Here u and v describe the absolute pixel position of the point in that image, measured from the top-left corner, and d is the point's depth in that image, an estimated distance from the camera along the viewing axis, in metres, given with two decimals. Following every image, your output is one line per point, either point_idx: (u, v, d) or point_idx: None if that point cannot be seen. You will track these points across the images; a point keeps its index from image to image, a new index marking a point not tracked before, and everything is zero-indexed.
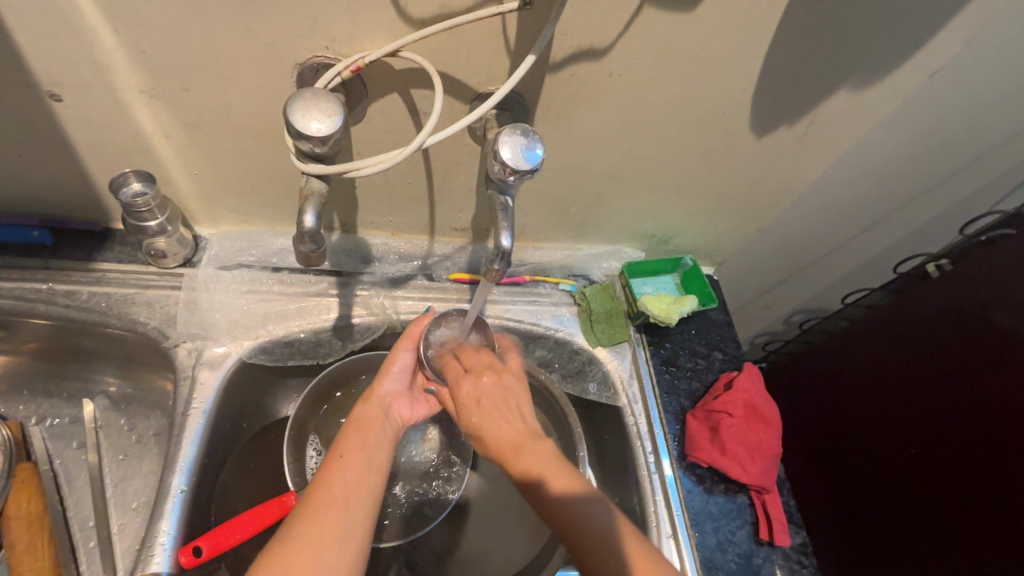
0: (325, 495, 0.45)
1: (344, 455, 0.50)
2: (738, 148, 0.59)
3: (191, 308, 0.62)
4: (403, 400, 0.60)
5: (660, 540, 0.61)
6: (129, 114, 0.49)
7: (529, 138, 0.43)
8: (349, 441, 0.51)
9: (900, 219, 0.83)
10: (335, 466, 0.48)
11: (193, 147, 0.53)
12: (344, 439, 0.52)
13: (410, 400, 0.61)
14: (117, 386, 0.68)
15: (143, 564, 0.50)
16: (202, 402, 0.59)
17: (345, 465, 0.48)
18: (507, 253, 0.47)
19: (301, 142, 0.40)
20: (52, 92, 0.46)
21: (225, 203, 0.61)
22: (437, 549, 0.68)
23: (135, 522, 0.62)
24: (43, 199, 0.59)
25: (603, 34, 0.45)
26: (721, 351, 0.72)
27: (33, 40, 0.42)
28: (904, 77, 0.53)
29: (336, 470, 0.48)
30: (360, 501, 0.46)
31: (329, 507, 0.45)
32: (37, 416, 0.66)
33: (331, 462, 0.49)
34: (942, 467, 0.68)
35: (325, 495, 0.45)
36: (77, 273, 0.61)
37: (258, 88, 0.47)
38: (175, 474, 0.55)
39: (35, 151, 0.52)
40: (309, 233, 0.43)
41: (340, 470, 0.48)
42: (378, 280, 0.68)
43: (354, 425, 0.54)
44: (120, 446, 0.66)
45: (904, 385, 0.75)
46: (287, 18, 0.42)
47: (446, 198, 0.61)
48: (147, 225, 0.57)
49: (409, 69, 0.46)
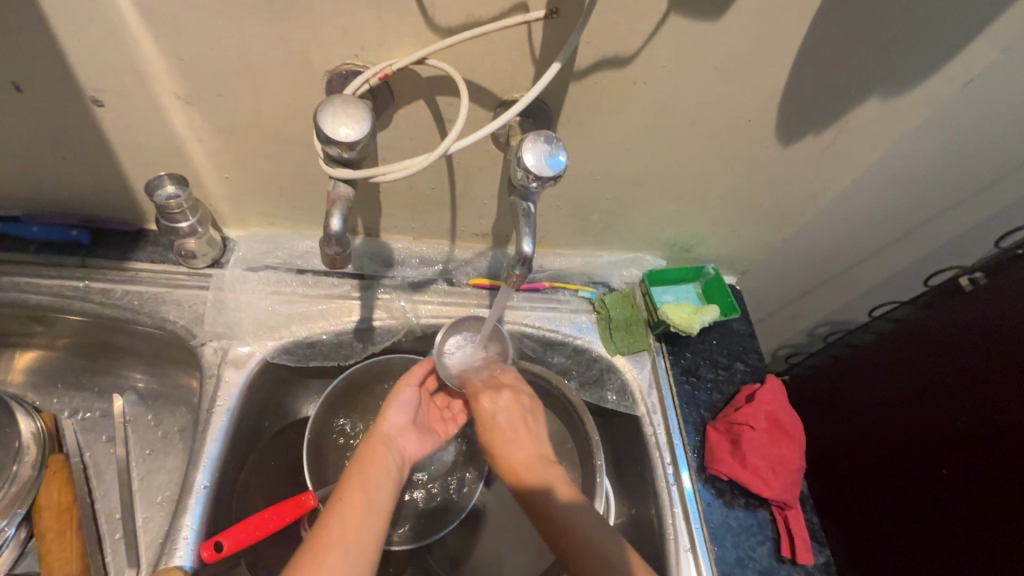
0: (330, 544, 0.46)
1: (343, 498, 0.50)
2: (763, 156, 0.58)
3: (218, 307, 0.63)
4: (409, 435, 0.61)
5: (678, 554, 0.60)
6: (165, 119, 0.50)
7: (552, 145, 0.43)
8: (353, 482, 0.51)
9: (933, 230, 0.80)
10: (338, 523, 0.48)
11: (225, 152, 0.54)
12: (346, 479, 0.52)
13: (415, 436, 0.61)
14: (145, 382, 0.70)
15: (166, 557, 0.51)
16: (226, 400, 0.60)
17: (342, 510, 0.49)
18: (529, 258, 0.48)
19: (330, 147, 0.41)
20: (95, 99, 0.48)
21: (254, 206, 0.62)
22: (451, 554, 0.69)
23: (159, 516, 0.64)
24: (82, 200, 0.61)
25: (629, 42, 0.45)
26: (743, 362, 0.71)
27: (79, 48, 0.44)
28: (939, 84, 0.52)
29: (334, 529, 0.47)
30: (360, 553, 0.47)
31: (332, 563, 0.44)
32: (70, 409, 0.68)
33: (333, 512, 0.48)
34: (978, 489, 0.65)
35: (331, 556, 0.45)
36: (112, 272, 0.63)
37: (287, 95, 0.48)
38: (198, 470, 0.56)
39: (76, 153, 0.54)
40: (335, 236, 0.44)
41: (340, 521, 0.48)
42: (399, 283, 0.68)
43: (359, 464, 0.54)
44: (146, 441, 0.67)
45: (934, 401, 0.72)
46: (320, 28, 0.43)
47: (468, 204, 0.61)
48: (179, 226, 0.59)
49: (434, 76, 0.46)
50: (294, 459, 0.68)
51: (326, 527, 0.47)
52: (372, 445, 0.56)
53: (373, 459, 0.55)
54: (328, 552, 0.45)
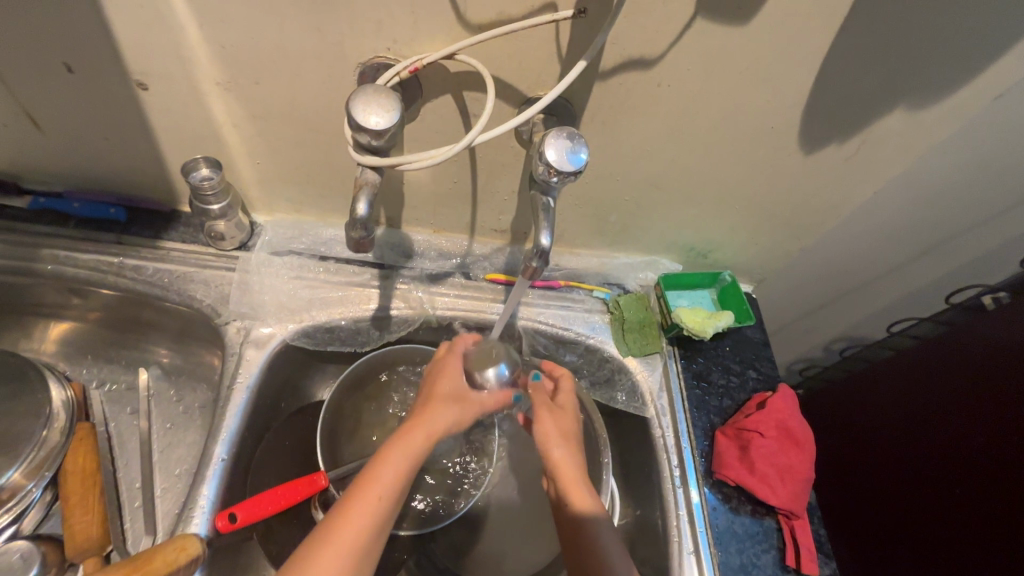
0: (356, 535, 0.46)
1: (382, 496, 0.48)
2: (784, 164, 0.58)
3: (244, 288, 0.65)
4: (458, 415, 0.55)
5: (680, 556, 0.60)
6: (204, 104, 0.53)
7: (574, 141, 0.44)
8: (393, 473, 0.49)
9: (957, 247, 0.79)
10: (371, 515, 0.47)
11: (258, 138, 0.57)
12: (386, 463, 0.49)
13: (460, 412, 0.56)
14: (169, 358, 0.72)
15: (184, 524, 0.53)
16: (247, 377, 0.62)
17: (371, 510, 0.47)
18: (546, 251, 0.48)
19: (360, 135, 0.42)
20: (140, 82, 0.51)
21: (283, 192, 0.65)
22: (455, 543, 0.70)
23: (177, 487, 0.66)
24: (120, 180, 0.64)
25: (655, 44, 0.46)
26: (756, 370, 0.71)
27: (129, 33, 0.46)
28: (968, 96, 0.51)
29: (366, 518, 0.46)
30: (377, 544, 0.47)
31: (352, 559, 0.45)
32: (98, 380, 0.71)
33: (368, 502, 0.47)
34: (993, 511, 0.64)
35: (354, 550, 0.45)
36: (145, 250, 0.65)
37: (321, 85, 0.50)
38: (217, 443, 0.58)
39: (118, 134, 0.57)
40: (360, 220, 0.45)
41: (369, 515, 0.47)
42: (418, 274, 0.70)
43: (404, 445, 0.50)
44: (168, 415, 0.70)
45: (954, 421, 0.71)
46: (356, 21, 0.44)
47: (489, 199, 0.63)
48: (210, 208, 0.61)
49: (462, 71, 0.48)
50: (307, 441, 0.69)
51: (352, 516, 0.46)
52: (420, 425, 0.52)
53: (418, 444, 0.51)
54: (351, 543, 0.45)
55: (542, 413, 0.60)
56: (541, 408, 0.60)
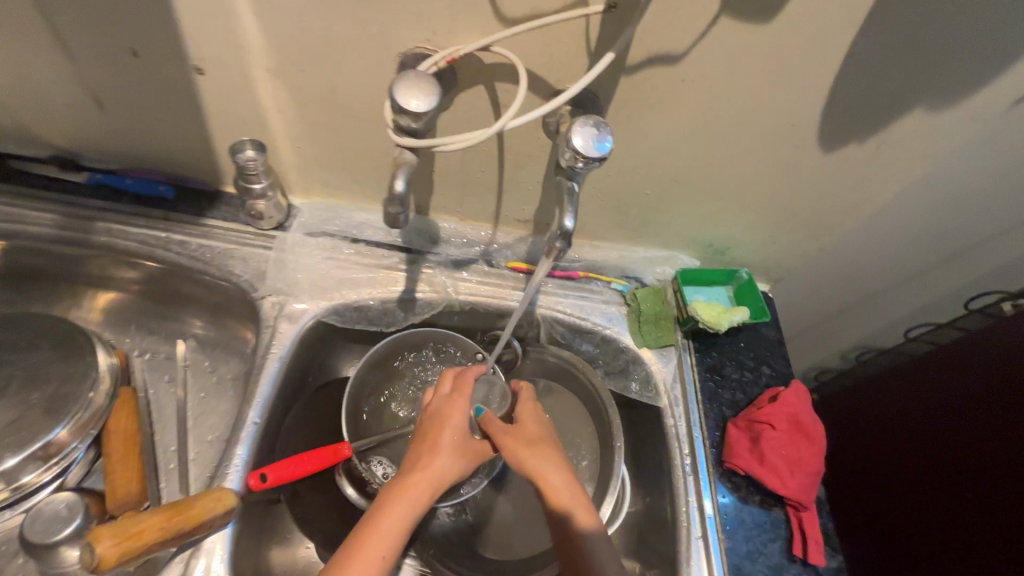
0: None
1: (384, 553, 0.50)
2: (803, 161, 0.60)
3: (280, 266, 0.69)
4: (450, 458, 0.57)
5: (688, 540, 0.61)
6: (253, 89, 0.56)
7: (600, 130, 0.46)
8: (390, 524, 0.51)
9: (979, 255, 0.79)
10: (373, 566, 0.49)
11: (300, 123, 0.60)
12: (382, 517, 0.51)
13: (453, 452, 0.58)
14: (205, 330, 0.76)
15: (218, 480, 0.57)
16: (280, 348, 0.65)
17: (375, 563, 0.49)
18: (569, 233, 0.51)
19: (401, 117, 0.45)
20: (197, 66, 0.54)
21: (319, 176, 0.68)
22: (469, 521, 0.72)
23: (209, 452, 0.70)
24: (170, 159, 0.68)
25: (680, 40, 0.48)
26: (769, 366, 0.72)
27: (191, 20, 0.50)
28: (988, 99, 0.53)
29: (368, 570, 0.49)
30: None
31: None
32: (139, 348, 0.75)
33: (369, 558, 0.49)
34: (1004, 513, 0.64)
35: None
36: (190, 226, 0.70)
37: (362, 73, 0.53)
38: (251, 408, 0.61)
39: (172, 116, 0.61)
40: (397, 197, 0.49)
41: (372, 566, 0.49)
42: (443, 260, 0.73)
43: (398, 498, 0.53)
44: (202, 384, 0.74)
45: (969, 424, 0.71)
46: (399, 12, 0.48)
47: (515, 189, 0.65)
48: (253, 187, 0.65)
49: (495, 62, 0.51)
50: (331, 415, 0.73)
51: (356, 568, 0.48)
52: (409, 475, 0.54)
53: (411, 492, 0.53)
54: None
55: (516, 449, 0.59)
56: (510, 432, 0.60)
